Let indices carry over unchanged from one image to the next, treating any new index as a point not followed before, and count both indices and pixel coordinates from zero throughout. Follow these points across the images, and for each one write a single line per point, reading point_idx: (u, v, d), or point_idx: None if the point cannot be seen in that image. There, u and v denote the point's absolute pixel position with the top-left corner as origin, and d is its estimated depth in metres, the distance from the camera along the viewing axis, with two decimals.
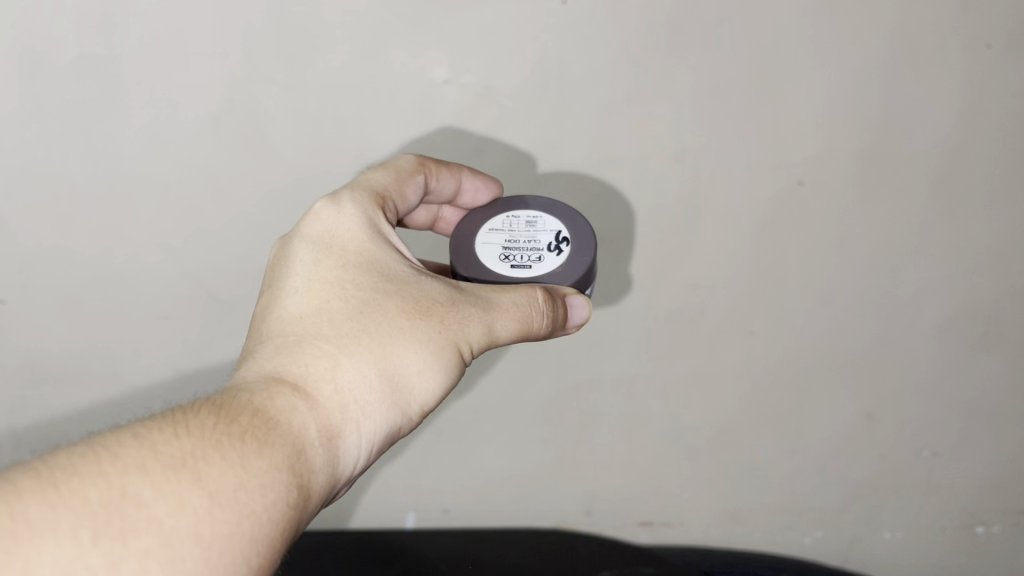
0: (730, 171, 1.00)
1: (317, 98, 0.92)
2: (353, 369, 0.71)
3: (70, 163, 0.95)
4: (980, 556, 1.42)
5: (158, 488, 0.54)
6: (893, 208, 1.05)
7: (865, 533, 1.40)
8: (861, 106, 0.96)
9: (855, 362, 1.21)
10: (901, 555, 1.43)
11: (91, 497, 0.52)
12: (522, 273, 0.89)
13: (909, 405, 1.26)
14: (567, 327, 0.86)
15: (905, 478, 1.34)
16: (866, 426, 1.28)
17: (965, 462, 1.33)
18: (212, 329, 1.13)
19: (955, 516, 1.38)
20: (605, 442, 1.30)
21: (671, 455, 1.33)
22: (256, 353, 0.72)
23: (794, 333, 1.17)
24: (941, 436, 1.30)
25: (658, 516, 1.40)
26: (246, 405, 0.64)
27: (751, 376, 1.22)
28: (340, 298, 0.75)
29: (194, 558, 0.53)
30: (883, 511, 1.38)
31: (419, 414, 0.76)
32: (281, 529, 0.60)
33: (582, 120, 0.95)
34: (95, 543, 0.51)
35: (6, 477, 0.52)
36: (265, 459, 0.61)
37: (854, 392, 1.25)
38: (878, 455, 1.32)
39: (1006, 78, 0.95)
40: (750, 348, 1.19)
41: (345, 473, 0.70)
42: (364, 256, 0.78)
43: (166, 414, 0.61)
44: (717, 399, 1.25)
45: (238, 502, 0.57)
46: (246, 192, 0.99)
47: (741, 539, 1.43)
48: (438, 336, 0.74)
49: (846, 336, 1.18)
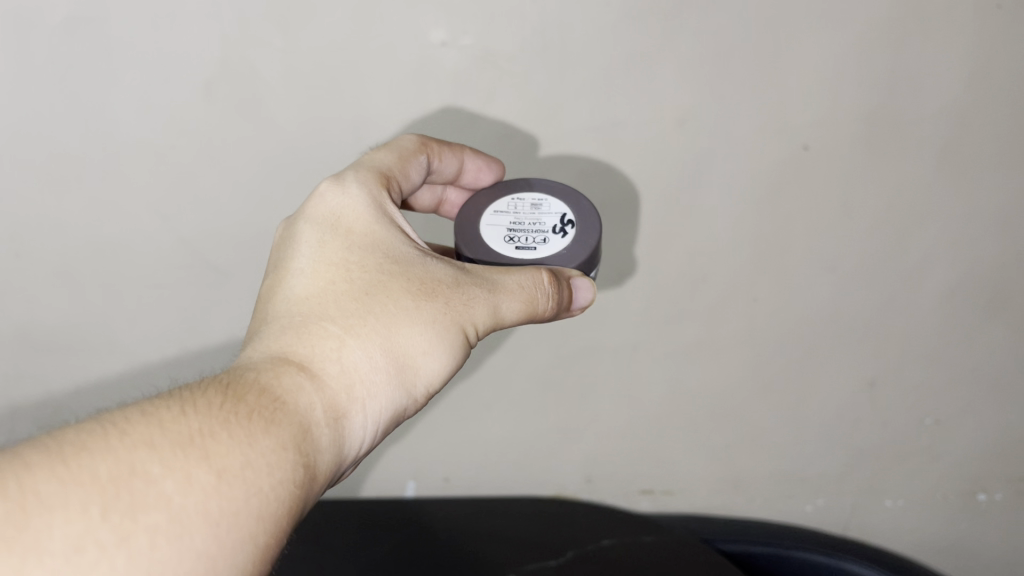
0: (733, 136, 1.00)
1: (314, 61, 0.91)
2: (360, 349, 0.71)
3: (63, 128, 0.95)
4: (980, 521, 1.47)
5: (166, 464, 0.55)
6: (901, 174, 1.04)
7: (868, 502, 1.46)
8: (869, 70, 0.94)
9: (859, 327, 1.22)
10: (903, 521, 1.48)
11: (100, 472, 0.53)
12: (528, 254, 0.89)
13: (913, 373, 1.29)
14: (572, 309, 0.86)
15: (908, 445, 1.39)
16: (869, 393, 1.32)
17: (967, 429, 1.37)
18: (214, 296, 1.14)
19: (958, 483, 1.43)
20: (607, 409, 1.32)
21: (675, 423, 1.36)
22: (260, 333, 0.73)
23: (797, 300, 1.19)
24: (946, 404, 1.34)
25: (659, 486, 1.45)
26: (252, 384, 0.65)
27: (755, 344, 1.24)
28: (346, 279, 0.75)
29: (202, 534, 0.54)
30: (885, 478, 1.43)
31: (425, 395, 0.76)
32: (288, 507, 0.60)
33: (584, 84, 0.94)
34: (103, 518, 0.51)
35: (15, 450, 0.52)
36: (271, 438, 0.61)
37: (857, 361, 1.27)
38: (880, 423, 1.36)
39: (1017, 39, 0.93)
40: (752, 314, 1.20)
41: (351, 454, 0.71)
42: (369, 237, 0.78)
43: (172, 392, 0.61)
44: (722, 366, 1.27)
45: (246, 479, 0.58)
46: (238, 155, 0.99)
47: (741, 506, 1.48)
48: (443, 317, 0.75)
49: (850, 301, 1.19)
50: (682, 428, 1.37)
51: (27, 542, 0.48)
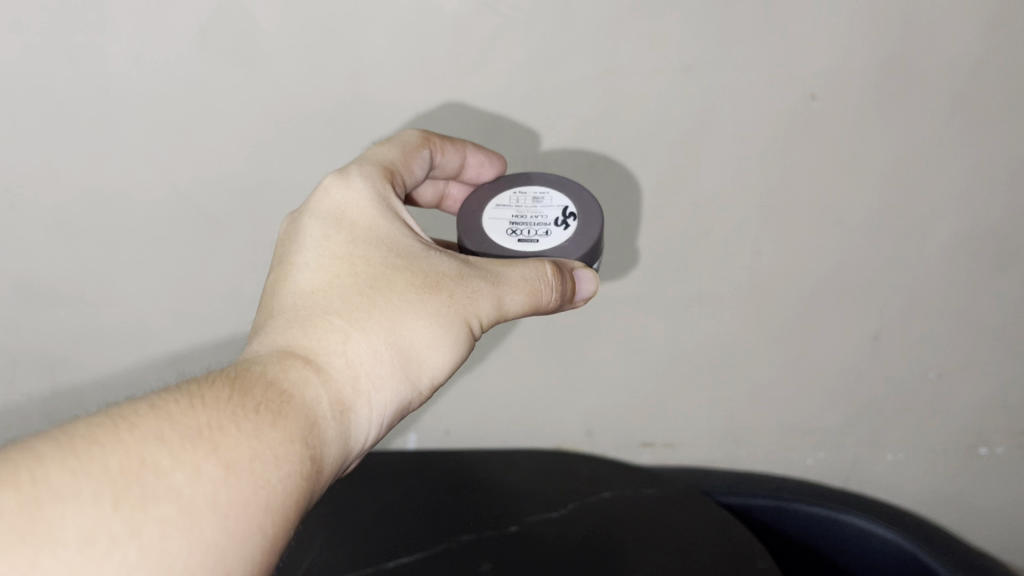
0: (741, 85, 0.96)
1: (310, 7, 0.88)
2: (364, 343, 0.71)
3: (63, 86, 0.93)
4: (981, 474, 1.46)
5: (175, 456, 0.55)
6: (912, 121, 1.00)
7: (868, 456, 1.46)
8: (884, 12, 0.90)
9: (864, 282, 1.19)
10: (902, 475, 1.48)
11: (111, 464, 0.53)
12: (530, 247, 0.90)
13: (916, 327, 1.26)
14: (575, 301, 0.87)
15: (911, 399, 1.37)
16: (872, 346, 1.29)
17: (968, 382, 1.34)
18: (213, 251, 1.12)
19: (959, 437, 1.42)
20: (608, 360, 1.31)
21: (676, 377, 1.35)
22: (268, 326, 0.73)
23: (801, 255, 1.16)
24: (949, 358, 1.31)
25: (659, 438, 1.46)
26: (259, 378, 0.65)
27: (756, 297, 1.21)
28: (351, 273, 0.75)
29: (212, 525, 0.54)
30: (886, 431, 1.42)
31: (429, 387, 0.77)
32: (295, 499, 0.61)
33: (587, 33, 0.90)
34: (115, 510, 0.51)
35: (26, 443, 0.53)
36: (279, 431, 0.62)
37: (859, 315, 1.24)
38: (882, 377, 1.34)
39: None
40: (752, 273, 1.18)
41: (357, 446, 0.71)
42: (373, 231, 0.79)
43: (180, 385, 0.62)
44: (720, 321, 1.25)
45: (254, 472, 0.58)
46: (238, 109, 0.96)
47: (741, 458, 1.49)
48: (447, 309, 0.75)
49: (855, 255, 1.16)
50: (683, 381, 1.36)
51: (40, 534, 0.48)
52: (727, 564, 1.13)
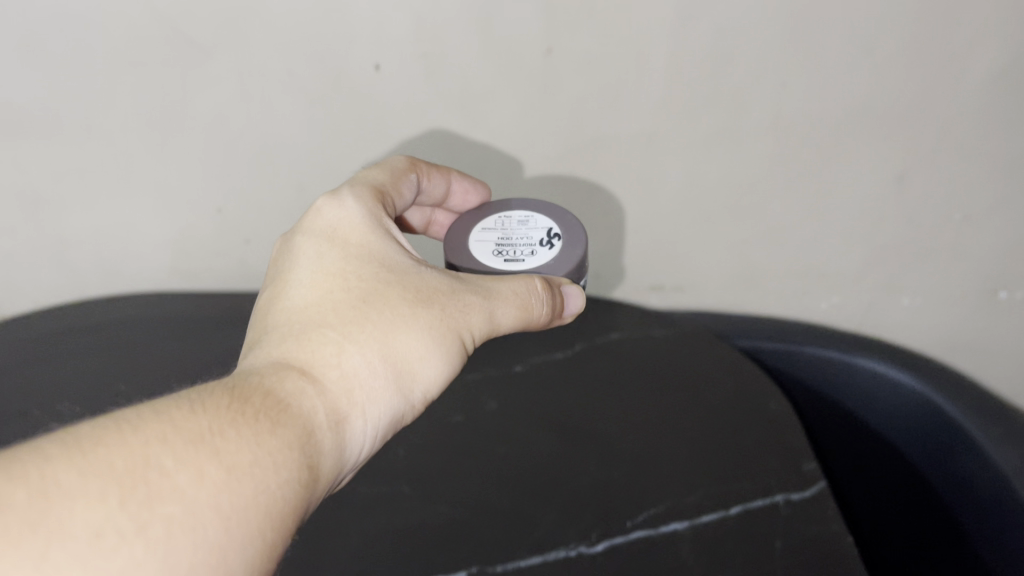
0: None
1: None
2: (358, 355, 0.71)
3: None
4: (999, 317, 1.26)
5: (179, 457, 0.53)
6: None
7: (883, 304, 1.26)
8: None
9: (896, 111, 1.01)
10: (918, 321, 1.28)
11: (116, 463, 0.51)
12: (518, 269, 0.90)
13: (945, 159, 1.06)
14: (562, 318, 0.87)
15: (934, 242, 1.17)
16: (896, 188, 1.10)
17: (995, 233, 1.15)
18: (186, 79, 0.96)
19: (978, 279, 1.21)
20: (615, 195, 1.12)
21: (688, 216, 1.15)
22: (262, 342, 0.73)
23: (825, 82, 0.98)
24: (973, 195, 1.11)
25: (670, 279, 1.27)
26: (257, 388, 0.64)
27: (776, 127, 1.03)
28: (344, 288, 0.76)
29: (215, 527, 0.52)
30: (903, 276, 1.22)
31: (422, 403, 0.76)
32: (293, 506, 0.59)
33: None
34: (125, 505, 0.49)
35: (31, 440, 0.51)
36: (278, 438, 0.60)
37: (884, 148, 1.05)
38: (904, 219, 1.14)
39: None
40: (771, 113, 1.01)
41: (351, 460, 0.70)
42: (366, 248, 0.80)
43: (180, 392, 0.60)
44: (723, 162, 1.07)
45: (255, 476, 0.56)
46: None
47: (754, 300, 1.30)
48: (440, 322, 0.76)
49: (884, 79, 0.97)
50: (697, 219, 1.16)
51: (47, 528, 0.46)
52: (735, 396, 0.97)
